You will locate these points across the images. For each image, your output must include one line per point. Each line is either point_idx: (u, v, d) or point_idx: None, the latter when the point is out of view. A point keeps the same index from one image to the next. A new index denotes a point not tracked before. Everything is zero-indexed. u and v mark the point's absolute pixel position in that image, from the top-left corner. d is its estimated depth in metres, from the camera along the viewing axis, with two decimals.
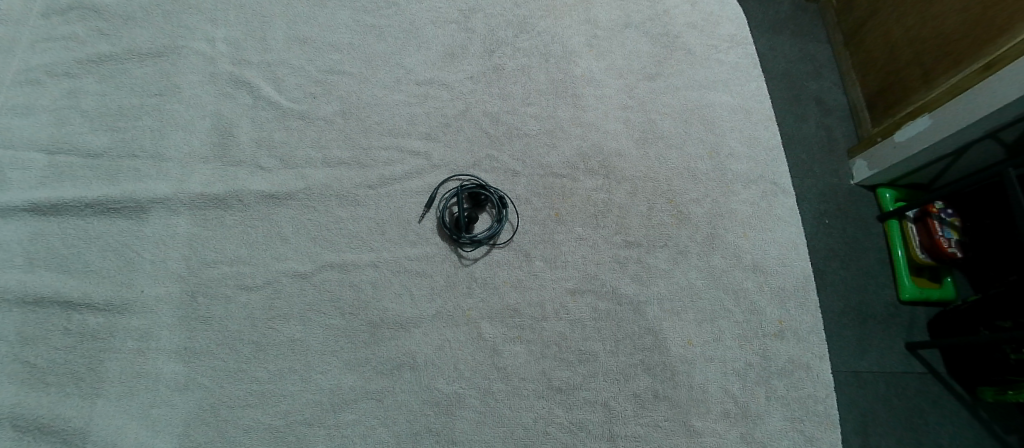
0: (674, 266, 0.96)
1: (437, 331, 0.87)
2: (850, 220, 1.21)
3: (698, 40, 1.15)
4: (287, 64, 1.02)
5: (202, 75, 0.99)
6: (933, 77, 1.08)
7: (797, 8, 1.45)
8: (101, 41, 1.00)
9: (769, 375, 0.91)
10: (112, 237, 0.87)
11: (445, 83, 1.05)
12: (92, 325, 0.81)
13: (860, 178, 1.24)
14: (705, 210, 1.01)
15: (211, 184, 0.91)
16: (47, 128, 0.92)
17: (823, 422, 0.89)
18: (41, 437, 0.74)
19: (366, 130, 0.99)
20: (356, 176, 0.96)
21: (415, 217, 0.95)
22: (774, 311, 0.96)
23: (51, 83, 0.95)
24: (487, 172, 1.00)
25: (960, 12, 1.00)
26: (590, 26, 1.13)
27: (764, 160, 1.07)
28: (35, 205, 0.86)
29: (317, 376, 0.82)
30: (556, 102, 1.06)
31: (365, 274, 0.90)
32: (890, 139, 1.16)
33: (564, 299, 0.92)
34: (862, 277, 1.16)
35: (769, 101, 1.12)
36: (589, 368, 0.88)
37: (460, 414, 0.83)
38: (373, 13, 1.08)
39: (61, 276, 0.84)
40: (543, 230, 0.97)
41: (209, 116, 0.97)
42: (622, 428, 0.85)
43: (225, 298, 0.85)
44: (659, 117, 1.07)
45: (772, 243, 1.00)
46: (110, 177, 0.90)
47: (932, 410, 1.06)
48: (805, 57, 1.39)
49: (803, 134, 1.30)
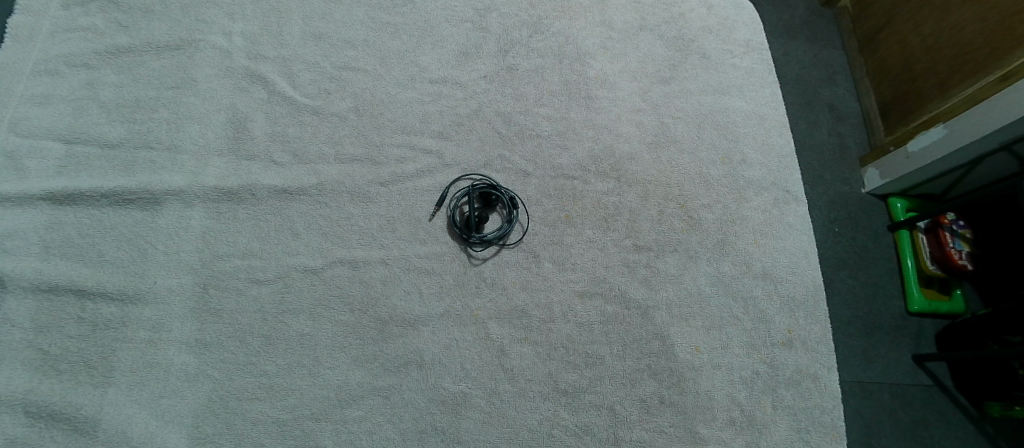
0: (683, 272, 0.96)
1: (445, 330, 0.88)
2: (861, 229, 1.20)
3: (714, 45, 1.15)
4: (302, 59, 1.03)
5: (218, 69, 1.00)
6: (948, 87, 1.07)
7: (813, 14, 1.44)
8: (120, 33, 1.00)
9: (776, 384, 0.91)
10: (126, 228, 0.87)
11: (458, 82, 1.05)
12: (105, 314, 0.82)
13: (871, 187, 1.23)
14: (716, 216, 1.01)
15: (225, 178, 0.92)
16: (65, 117, 0.93)
17: (828, 433, 0.89)
18: (53, 424, 0.75)
19: (379, 127, 0.99)
20: (367, 173, 0.96)
21: (426, 216, 0.95)
22: (783, 319, 0.95)
23: (69, 74, 0.96)
24: (499, 172, 1.00)
25: (977, 22, 0.99)
26: (604, 28, 1.13)
27: (776, 167, 1.07)
28: (52, 194, 0.87)
29: (325, 371, 0.83)
30: (569, 104, 1.06)
31: (374, 272, 0.90)
32: (903, 149, 1.15)
33: (571, 302, 0.92)
34: (871, 287, 1.15)
35: (782, 108, 1.12)
36: (596, 371, 0.88)
37: (466, 413, 0.83)
38: (388, 10, 1.08)
39: (76, 265, 0.84)
40: (553, 232, 0.97)
41: (224, 110, 0.97)
42: (627, 433, 0.85)
43: (236, 291, 0.86)
44: (671, 121, 1.07)
45: (782, 251, 1.00)
46: (125, 168, 0.91)
47: (937, 422, 1.06)
48: (820, 64, 1.38)
49: (816, 140, 1.29)
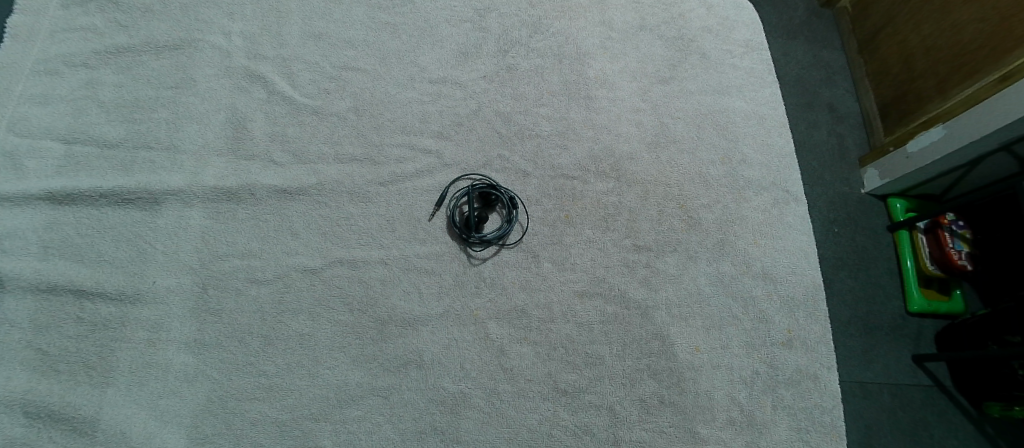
0: (683, 271, 0.96)
1: (444, 330, 0.88)
2: (860, 229, 1.20)
3: (713, 45, 1.15)
4: (302, 59, 1.03)
5: (218, 69, 1.00)
6: (948, 87, 1.07)
7: (813, 14, 1.44)
8: (120, 33, 1.00)
9: (776, 384, 0.91)
10: (125, 228, 0.87)
11: (458, 82, 1.05)
12: (104, 314, 0.82)
13: (871, 187, 1.23)
14: (716, 216, 1.01)
15: (224, 177, 0.92)
16: (64, 117, 0.93)
17: (828, 433, 0.89)
18: (52, 424, 0.75)
19: (378, 127, 0.99)
20: (367, 173, 0.96)
21: (426, 216, 0.95)
22: (782, 319, 0.95)
23: (69, 74, 0.96)
24: (499, 172, 1.00)
25: (976, 22, 1.00)
26: (604, 28, 1.13)
27: (776, 167, 1.07)
28: (51, 193, 0.87)
29: (324, 371, 0.83)
30: (568, 104, 1.06)
31: (374, 272, 0.90)
32: (902, 149, 1.15)
33: (571, 302, 0.92)
34: (870, 287, 1.15)
35: (781, 108, 1.12)
36: (595, 371, 0.88)
37: (466, 413, 0.83)
38: (388, 11, 1.08)
39: (76, 265, 0.84)
40: (553, 232, 0.97)
41: (224, 110, 0.97)
42: (627, 433, 0.85)
43: (235, 291, 0.86)
44: (671, 121, 1.07)
45: (782, 251, 1.00)
46: (125, 167, 0.91)
47: (936, 422, 1.06)
48: (820, 64, 1.38)
49: (816, 140, 1.29)
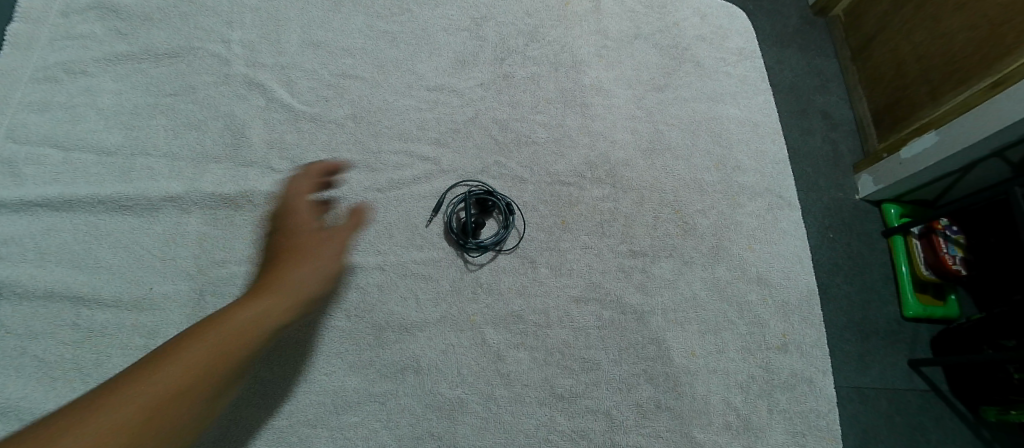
0: (679, 276, 0.97)
1: (442, 335, 0.88)
2: (855, 235, 1.22)
3: (708, 53, 1.16)
4: (300, 67, 1.04)
5: (217, 76, 1.01)
6: (940, 95, 1.09)
7: (807, 21, 1.46)
8: (119, 41, 1.01)
9: (772, 389, 0.91)
10: (123, 234, 0.88)
11: (455, 90, 1.06)
12: (100, 321, 0.82)
13: (865, 193, 1.25)
14: (711, 222, 1.02)
15: (222, 185, 0.92)
16: (64, 124, 0.94)
17: (824, 437, 0.89)
18: None
19: (377, 134, 1.00)
20: (364, 180, 0.97)
21: (423, 221, 0.96)
22: (778, 324, 0.96)
23: (68, 80, 0.97)
24: (496, 179, 1.01)
25: (968, 31, 1.01)
26: (600, 36, 1.14)
27: (771, 173, 1.08)
28: (47, 200, 0.87)
29: (321, 378, 0.83)
30: (565, 111, 1.07)
31: (370, 278, 0.90)
32: (896, 156, 1.16)
33: (568, 307, 0.93)
34: (865, 292, 1.16)
35: (775, 115, 1.14)
36: (592, 376, 0.88)
37: (463, 419, 0.83)
38: (386, 19, 1.09)
39: (72, 272, 0.84)
40: (549, 237, 0.97)
41: (222, 117, 0.98)
42: (624, 438, 0.85)
43: (233, 297, 0.86)
44: (666, 128, 1.08)
45: (776, 257, 1.01)
46: (123, 175, 0.91)
47: (933, 426, 1.07)
48: (813, 72, 1.39)
49: (810, 147, 1.30)
